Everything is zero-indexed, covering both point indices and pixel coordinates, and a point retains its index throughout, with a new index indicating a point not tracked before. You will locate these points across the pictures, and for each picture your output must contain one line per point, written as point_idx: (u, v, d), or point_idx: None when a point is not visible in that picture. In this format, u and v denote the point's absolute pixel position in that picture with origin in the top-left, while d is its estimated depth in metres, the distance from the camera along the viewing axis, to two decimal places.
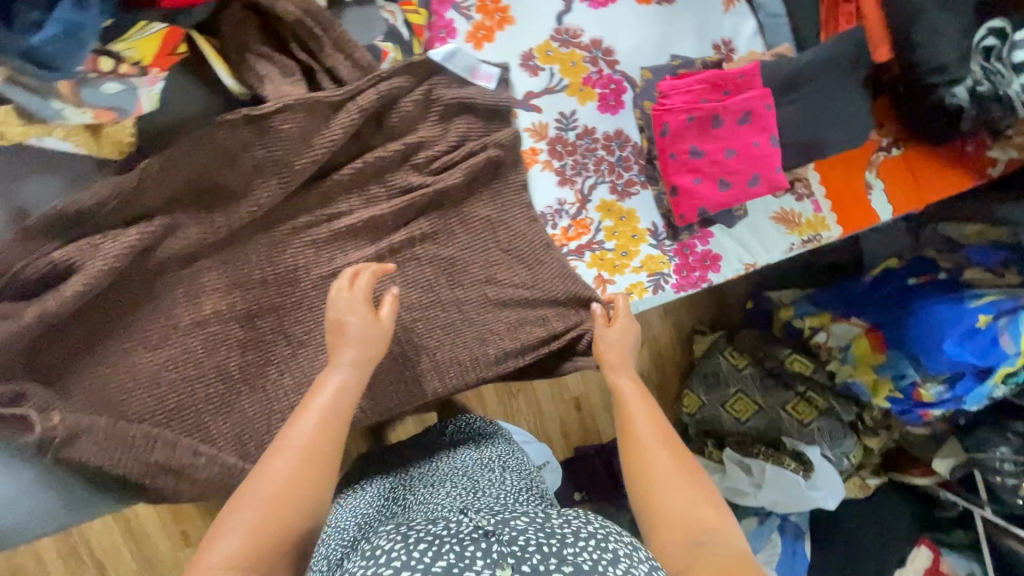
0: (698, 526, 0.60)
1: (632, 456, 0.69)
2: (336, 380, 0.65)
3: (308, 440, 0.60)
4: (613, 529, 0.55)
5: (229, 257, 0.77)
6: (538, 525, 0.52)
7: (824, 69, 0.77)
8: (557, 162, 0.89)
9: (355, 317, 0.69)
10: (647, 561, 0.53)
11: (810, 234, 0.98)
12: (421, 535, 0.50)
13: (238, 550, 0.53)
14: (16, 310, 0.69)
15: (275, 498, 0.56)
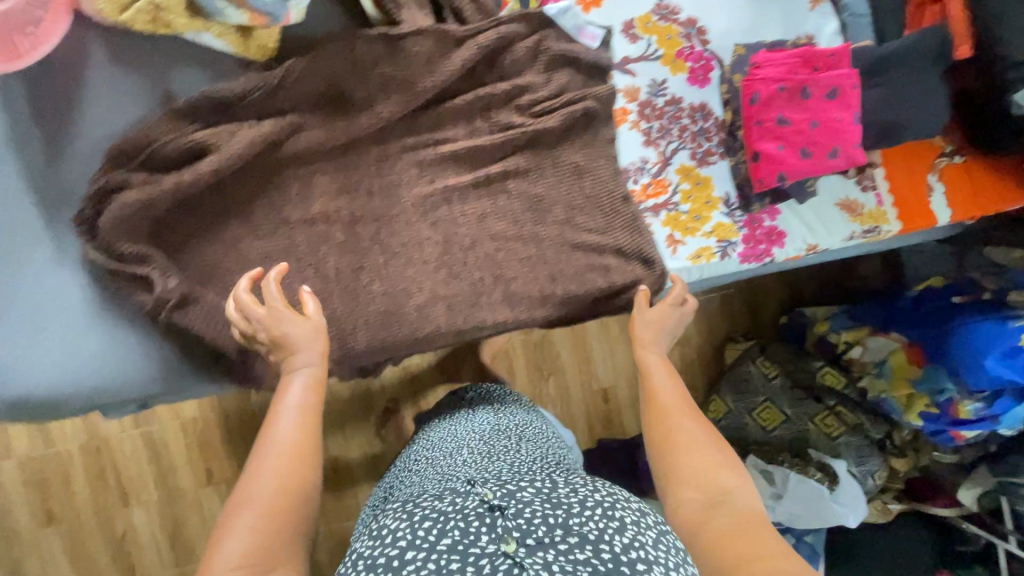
0: (717, 488, 0.66)
1: (659, 423, 0.75)
2: (296, 384, 0.71)
3: (287, 446, 0.65)
4: (618, 495, 0.58)
5: (342, 164, 0.83)
6: (543, 494, 0.55)
7: (909, 57, 0.83)
8: (645, 124, 0.95)
9: (294, 327, 0.73)
10: (653, 527, 0.56)
11: (871, 225, 1.03)
12: (425, 513, 0.53)
13: (250, 545, 0.58)
14: (152, 181, 0.75)
15: (278, 495, 0.62)
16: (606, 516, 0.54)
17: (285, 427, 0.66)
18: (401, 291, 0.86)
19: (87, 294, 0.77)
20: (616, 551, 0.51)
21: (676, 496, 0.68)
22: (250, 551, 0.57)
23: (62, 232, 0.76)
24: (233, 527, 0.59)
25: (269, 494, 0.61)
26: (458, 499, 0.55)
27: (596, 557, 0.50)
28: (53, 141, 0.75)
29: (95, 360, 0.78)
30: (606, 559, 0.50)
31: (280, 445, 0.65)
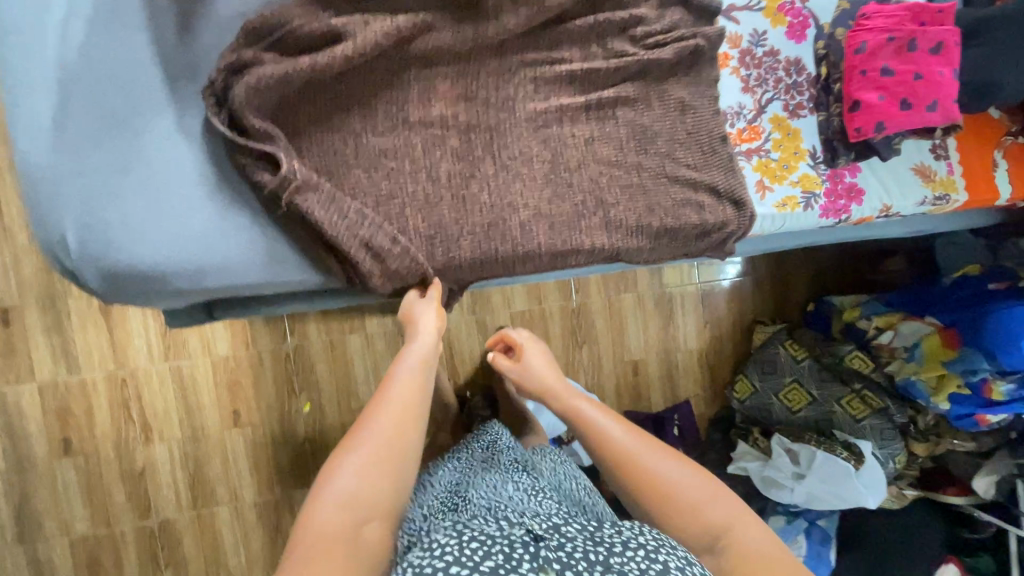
0: (719, 529, 0.70)
1: (625, 474, 0.74)
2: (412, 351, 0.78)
3: (401, 403, 0.71)
4: (663, 541, 0.64)
5: (465, 70, 0.84)
6: (587, 534, 0.63)
7: (1004, 23, 0.89)
8: (745, 71, 0.98)
9: (428, 317, 0.81)
10: (696, 575, 0.61)
11: (942, 192, 1.07)
12: (474, 535, 0.60)
13: (354, 489, 0.64)
14: (283, 60, 0.74)
15: (380, 454, 0.67)
16: (648, 560, 0.60)
17: (393, 390, 0.72)
18: (508, 204, 0.86)
19: (202, 171, 0.76)
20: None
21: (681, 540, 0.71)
22: (351, 495, 0.64)
23: (186, 107, 0.76)
24: (339, 465, 0.66)
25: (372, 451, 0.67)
26: (504, 528, 0.63)
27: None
28: (187, 13, 0.76)
29: (202, 240, 0.76)
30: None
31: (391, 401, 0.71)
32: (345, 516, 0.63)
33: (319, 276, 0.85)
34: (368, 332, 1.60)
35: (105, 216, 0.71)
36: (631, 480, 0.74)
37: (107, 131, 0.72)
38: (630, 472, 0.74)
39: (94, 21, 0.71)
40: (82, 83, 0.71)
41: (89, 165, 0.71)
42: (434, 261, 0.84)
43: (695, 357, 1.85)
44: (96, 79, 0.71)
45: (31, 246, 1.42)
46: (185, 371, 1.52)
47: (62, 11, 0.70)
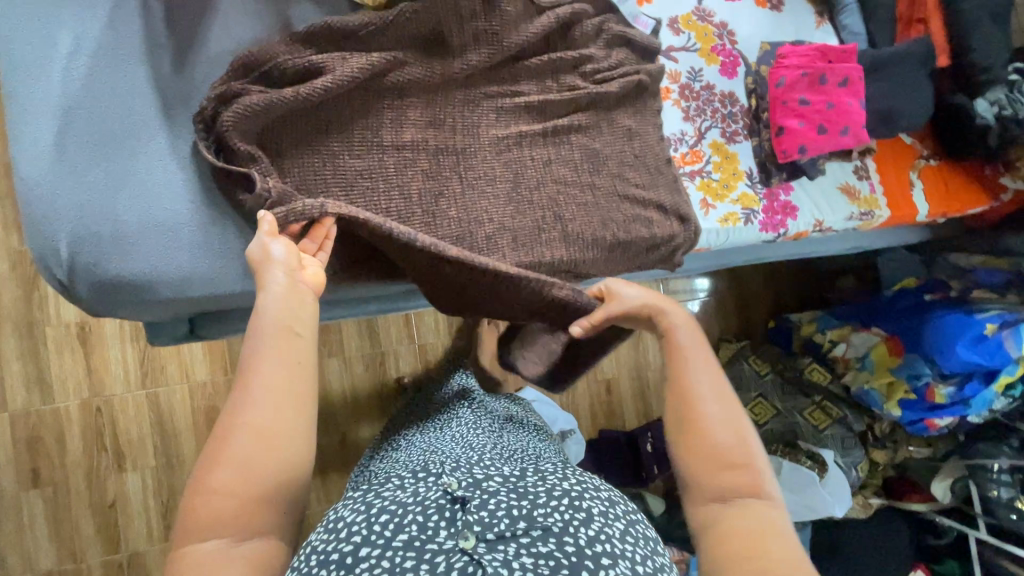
0: (732, 490, 0.69)
1: (681, 407, 0.75)
2: (274, 291, 0.71)
3: (279, 375, 0.66)
4: (589, 487, 0.66)
5: (434, 100, 0.93)
6: (510, 488, 0.63)
7: (899, 60, 1.03)
8: (684, 103, 1.11)
9: (276, 246, 0.74)
10: (620, 517, 0.64)
11: (866, 209, 1.19)
12: (384, 508, 0.59)
13: (237, 472, 0.62)
14: (268, 91, 0.83)
15: (262, 446, 0.63)
16: (573, 510, 0.61)
17: (265, 368, 0.66)
18: (474, 219, 0.95)
19: (191, 190, 0.83)
20: (579, 544, 0.58)
21: (690, 488, 0.71)
22: (237, 483, 0.61)
23: (177, 134, 0.83)
24: (222, 450, 0.63)
25: (256, 440, 0.63)
26: (422, 490, 0.61)
27: (558, 548, 0.57)
28: (180, 48, 0.83)
29: (189, 253, 0.82)
30: (569, 551, 0.57)
31: (267, 384, 0.66)
32: (228, 501, 0.61)
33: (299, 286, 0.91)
34: (347, 355, 1.64)
35: (96, 231, 0.77)
36: (681, 416, 0.75)
37: (103, 154, 0.79)
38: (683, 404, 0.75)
39: (96, 56, 0.79)
40: (83, 112, 0.78)
41: (85, 184, 0.78)
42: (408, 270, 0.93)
43: (665, 374, 1.92)
44: (97, 108, 0.79)
45: (13, 274, 1.45)
46: (163, 398, 1.53)
47: (67, 46, 0.78)
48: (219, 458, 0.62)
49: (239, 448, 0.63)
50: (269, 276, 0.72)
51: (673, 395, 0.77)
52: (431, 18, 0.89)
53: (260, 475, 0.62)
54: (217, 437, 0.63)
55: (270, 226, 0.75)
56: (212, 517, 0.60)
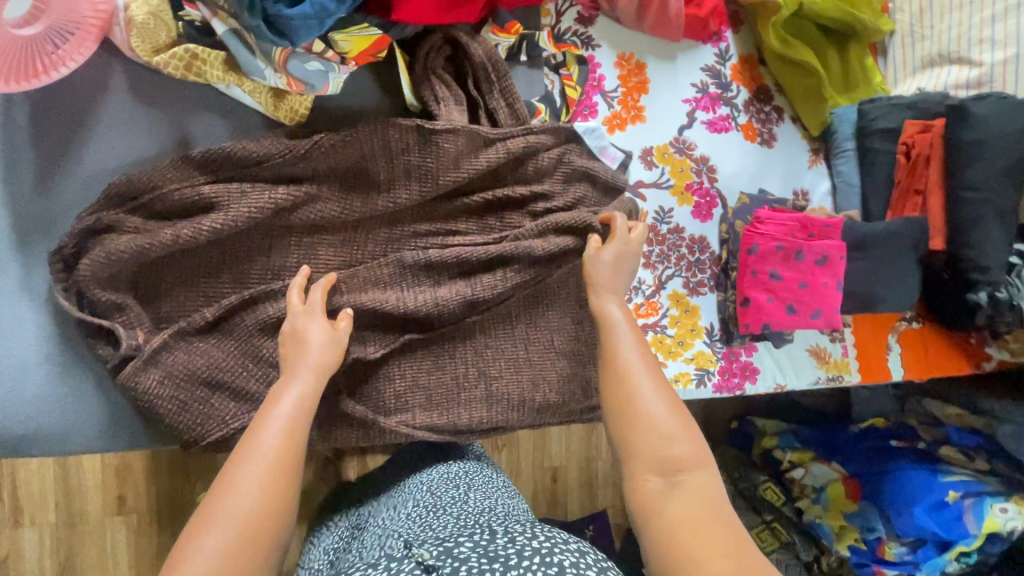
0: (673, 462, 0.59)
1: (608, 374, 0.67)
2: (291, 394, 0.64)
3: (278, 442, 0.60)
4: (558, 540, 0.64)
5: (350, 237, 0.82)
6: (480, 551, 0.61)
7: (889, 240, 0.92)
8: (647, 247, 0.98)
9: (313, 326, 0.72)
10: (593, 566, 0.61)
11: (834, 373, 1.09)
12: None
13: (228, 543, 0.52)
14: (144, 230, 0.71)
15: (260, 513, 0.55)
16: (544, 569, 0.59)
17: (270, 437, 0.60)
18: (381, 374, 0.84)
19: (43, 334, 0.71)
20: None
21: (626, 471, 0.61)
22: (226, 555, 0.52)
23: (31, 265, 0.71)
24: (207, 525, 0.53)
25: (257, 501, 0.55)
26: (393, 566, 0.61)
27: None
28: (47, 164, 0.71)
29: (31, 407, 0.70)
30: None
31: (276, 437, 0.60)
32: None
33: (157, 444, 0.76)
34: None
35: None
36: (611, 388, 0.66)
37: None
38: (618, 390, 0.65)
39: None
40: None
41: None
42: None
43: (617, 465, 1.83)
44: None
45: None
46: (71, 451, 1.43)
47: None
48: (211, 520, 0.53)
49: (239, 508, 0.55)
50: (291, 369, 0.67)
51: (607, 376, 0.67)
52: (351, 152, 0.78)
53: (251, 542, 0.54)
54: (208, 501, 0.55)
55: (319, 298, 0.74)
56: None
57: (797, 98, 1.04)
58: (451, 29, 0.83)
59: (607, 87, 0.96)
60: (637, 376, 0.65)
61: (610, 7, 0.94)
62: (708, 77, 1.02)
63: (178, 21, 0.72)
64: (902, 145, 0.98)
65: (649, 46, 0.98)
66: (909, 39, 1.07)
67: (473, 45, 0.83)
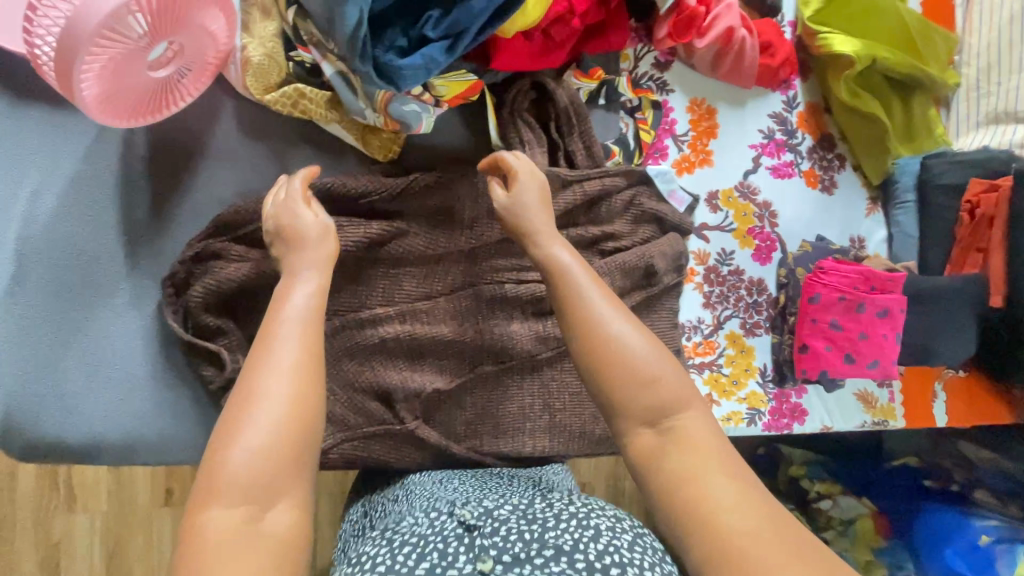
0: (656, 406, 0.60)
1: (575, 318, 0.65)
2: (299, 294, 0.63)
3: (297, 346, 0.59)
4: (595, 506, 0.70)
5: (431, 270, 0.85)
6: (519, 514, 0.68)
7: (947, 295, 0.94)
8: (707, 287, 1.01)
9: (306, 214, 0.70)
10: (629, 530, 0.68)
11: (881, 418, 1.11)
12: (406, 542, 0.64)
13: (263, 442, 0.54)
14: (247, 258, 0.74)
15: (293, 411, 0.56)
16: (582, 529, 0.65)
17: (285, 346, 0.59)
18: (452, 401, 0.87)
19: (148, 352, 0.75)
20: (590, 560, 0.61)
21: (622, 427, 0.61)
22: (261, 456, 0.54)
23: (142, 287, 0.75)
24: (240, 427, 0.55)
25: (285, 411, 0.56)
26: (436, 524, 0.67)
27: (570, 567, 0.61)
28: (161, 193, 0.75)
29: (134, 421, 0.75)
30: (580, 567, 0.60)
31: (288, 340, 0.59)
32: (259, 480, 0.53)
33: None
34: None
35: (39, 389, 0.71)
36: (583, 332, 0.64)
37: (59, 306, 0.72)
38: (587, 344, 0.64)
39: (63, 197, 0.72)
40: (39, 261, 0.71)
41: (31, 338, 0.71)
42: (360, 449, 0.82)
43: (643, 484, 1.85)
44: (57, 254, 0.72)
45: None
46: None
47: (30, 188, 0.71)
48: (245, 421, 0.55)
49: (265, 417, 0.55)
50: (294, 270, 0.66)
51: (578, 333, 0.64)
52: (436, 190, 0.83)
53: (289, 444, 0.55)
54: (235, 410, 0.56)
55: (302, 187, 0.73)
56: (237, 488, 0.52)
57: (860, 146, 1.06)
58: (537, 74, 0.86)
59: (678, 131, 0.99)
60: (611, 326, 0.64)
61: (686, 55, 0.96)
62: (775, 124, 1.04)
63: (289, 61, 0.75)
64: (965, 204, 1.00)
65: (720, 91, 1.01)
66: (974, 94, 1.08)
67: (557, 91, 0.87)
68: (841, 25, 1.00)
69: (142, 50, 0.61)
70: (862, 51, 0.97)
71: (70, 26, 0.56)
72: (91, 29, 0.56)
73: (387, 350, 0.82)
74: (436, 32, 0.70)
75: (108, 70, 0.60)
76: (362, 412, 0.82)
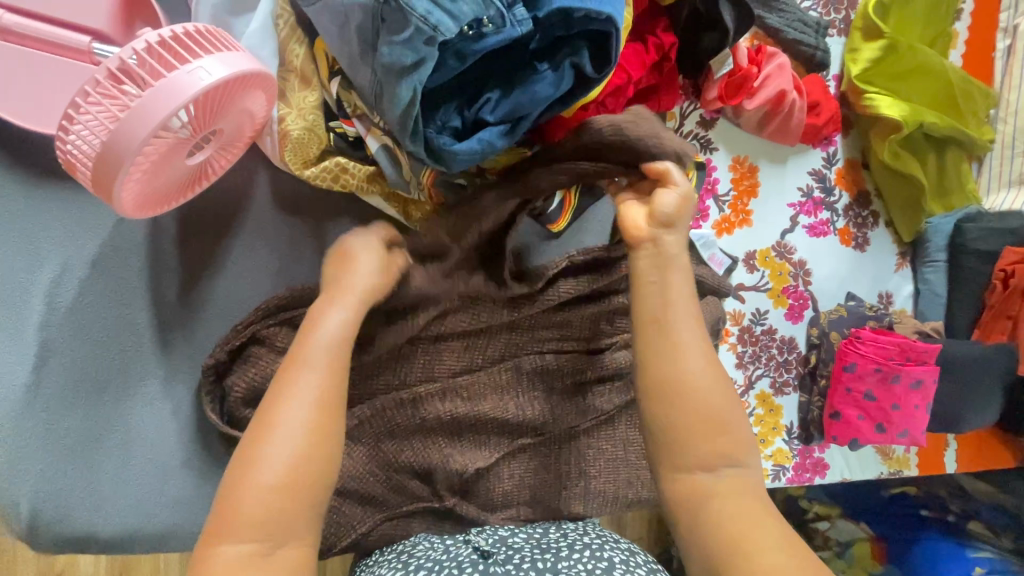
0: (717, 455, 0.60)
1: (651, 342, 0.63)
2: (334, 322, 0.62)
3: (318, 383, 0.59)
4: (609, 540, 0.76)
5: (471, 341, 0.82)
6: (533, 544, 0.75)
7: (972, 364, 0.97)
8: (741, 347, 1.01)
9: (366, 256, 0.66)
10: (642, 565, 0.72)
11: (896, 468, 1.12)
12: (422, 565, 0.72)
13: (275, 481, 0.54)
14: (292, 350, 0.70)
15: (306, 450, 0.56)
16: (594, 561, 0.70)
17: (309, 378, 0.58)
18: (488, 471, 0.84)
19: (181, 440, 0.71)
20: None
21: (674, 463, 0.61)
22: (271, 497, 0.54)
23: (172, 372, 0.71)
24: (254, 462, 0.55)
25: (298, 447, 0.56)
26: (453, 550, 0.74)
27: None
28: (193, 273, 0.71)
29: (164, 512, 0.70)
30: None
31: (309, 380, 0.58)
32: (265, 523, 0.53)
33: None
34: None
35: (62, 486, 0.66)
36: (661, 358, 0.62)
37: (84, 397, 0.67)
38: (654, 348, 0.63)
39: (88, 282, 0.67)
40: (63, 350, 0.67)
41: (57, 432, 0.66)
42: (395, 525, 0.80)
43: None
44: (83, 340, 0.67)
45: None
46: None
47: (55, 272, 0.66)
48: (258, 457, 0.55)
49: (282, 450, 0.55)
50: (332, 296, 0.64)
51: (651, 339, 0.63)
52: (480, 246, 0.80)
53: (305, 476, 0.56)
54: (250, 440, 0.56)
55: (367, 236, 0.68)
56: (250, 518, 0.53)
57: (895, 205, 1.05)
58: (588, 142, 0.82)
59: (720, 190, 0.97)
60: (686, 345, 0.63)
61: (734, 114, 0.94)
62: (814, 181, 1.02)
63: (330, 132, 0.70)
64: (999, 271, 1.01)
65: (762, 149, 0.98)
66: (1009, 152, 1.08)
67: None
68: (886, 84, 0.99)
69: (183, 147, 0.56)
70: (907, 115, 0.97)
71: (111, 139, 0.50)
72: (137, 145, 0.50)
73: (425, 422, 0.80)
74: (496, 116, 0.66)
75: (149, 174, 0.55)
76: (401, 490, 0.80)
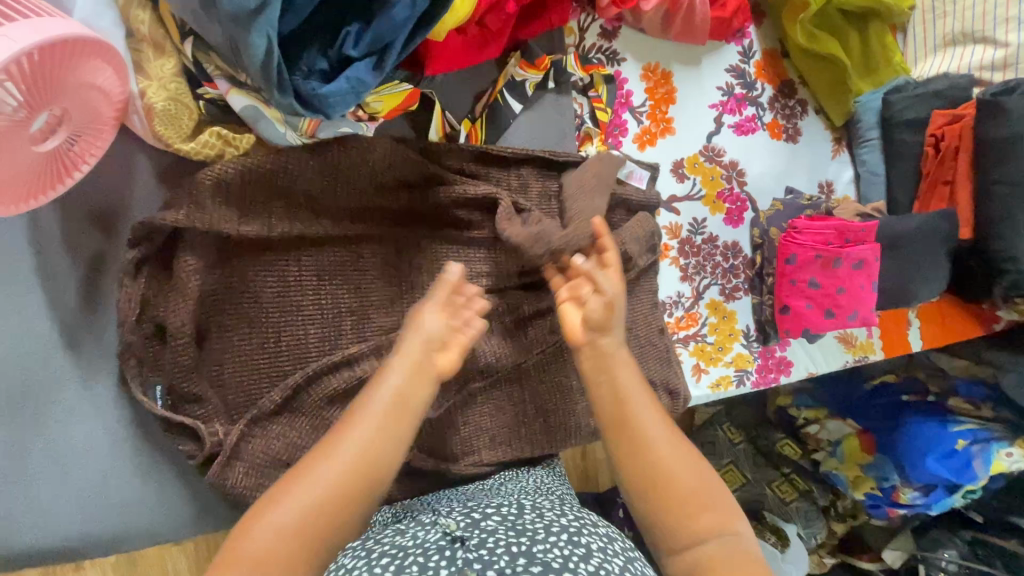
0: (706, 529, 0.58)
1: (615, 435, 0.62)
2: (397, 373, 0.60)
3: (371, 429, 0.57)
4: (587, 523, 0.63)
5: (393, 292, 0.78)
6: (507, 526, 0.59)
7: (914, 236, 0.95)
8: (684, 260, 0.99)
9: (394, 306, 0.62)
10: (620, 554, 0.60)
11: (861, 356, 1.12)
12: (384, 551, 0.57)
13: (288, 519, 0.52)
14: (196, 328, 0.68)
15: (334, 493, 0.54)
16: (572, 546, 0.58)
17: (369, 415, 0.57)
18: (442, 423, 0.82)
19: (116, 442, 0.70)
20: None
21: (662, 541, 0.59)
22: (285, 533, 0.52)
23: (89, 373, 0.69)
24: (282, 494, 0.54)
25: (333, 485, 0.54)
26: (420, 534, 0.59)
27: None
28: (91, 269, 0.69)
29: (113, 511, 0.70)
30: None
31: (359, 426, 0.57)
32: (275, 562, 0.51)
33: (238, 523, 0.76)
34: None
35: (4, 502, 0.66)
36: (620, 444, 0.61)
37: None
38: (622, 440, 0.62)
39: None
40: None
41: None
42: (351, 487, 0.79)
43: None
44: None
45: None
46: None
47: None
48: (287, 492, 0.54)
49: (319, 484, 0.54)
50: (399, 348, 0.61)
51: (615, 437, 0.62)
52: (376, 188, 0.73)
53: (326, 516, 0.54)
54: (291, 475, 0.55)
55: None
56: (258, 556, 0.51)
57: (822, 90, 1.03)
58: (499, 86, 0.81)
59: (636, 103, 0.94)
60: (644, 430, 0.62)
61: (634, 19, 0.90)
62: (733, 78, 0.99)
63: (198, 100, 0.67)
64: (931, 137, 0.98)
65: (673, 53, 0.95)
66: (930, 15, 1.04)
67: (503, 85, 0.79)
68: None
69: (17, 133, 0.53)
70: None
71: None
72: None
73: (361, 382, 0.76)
74: (359, 50, 0.63)
75: None
76: None
